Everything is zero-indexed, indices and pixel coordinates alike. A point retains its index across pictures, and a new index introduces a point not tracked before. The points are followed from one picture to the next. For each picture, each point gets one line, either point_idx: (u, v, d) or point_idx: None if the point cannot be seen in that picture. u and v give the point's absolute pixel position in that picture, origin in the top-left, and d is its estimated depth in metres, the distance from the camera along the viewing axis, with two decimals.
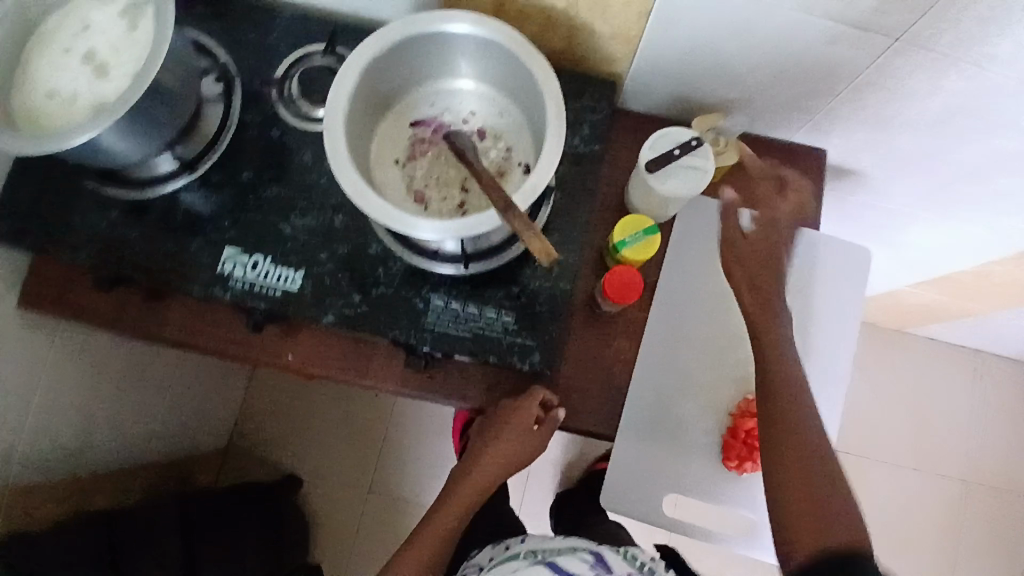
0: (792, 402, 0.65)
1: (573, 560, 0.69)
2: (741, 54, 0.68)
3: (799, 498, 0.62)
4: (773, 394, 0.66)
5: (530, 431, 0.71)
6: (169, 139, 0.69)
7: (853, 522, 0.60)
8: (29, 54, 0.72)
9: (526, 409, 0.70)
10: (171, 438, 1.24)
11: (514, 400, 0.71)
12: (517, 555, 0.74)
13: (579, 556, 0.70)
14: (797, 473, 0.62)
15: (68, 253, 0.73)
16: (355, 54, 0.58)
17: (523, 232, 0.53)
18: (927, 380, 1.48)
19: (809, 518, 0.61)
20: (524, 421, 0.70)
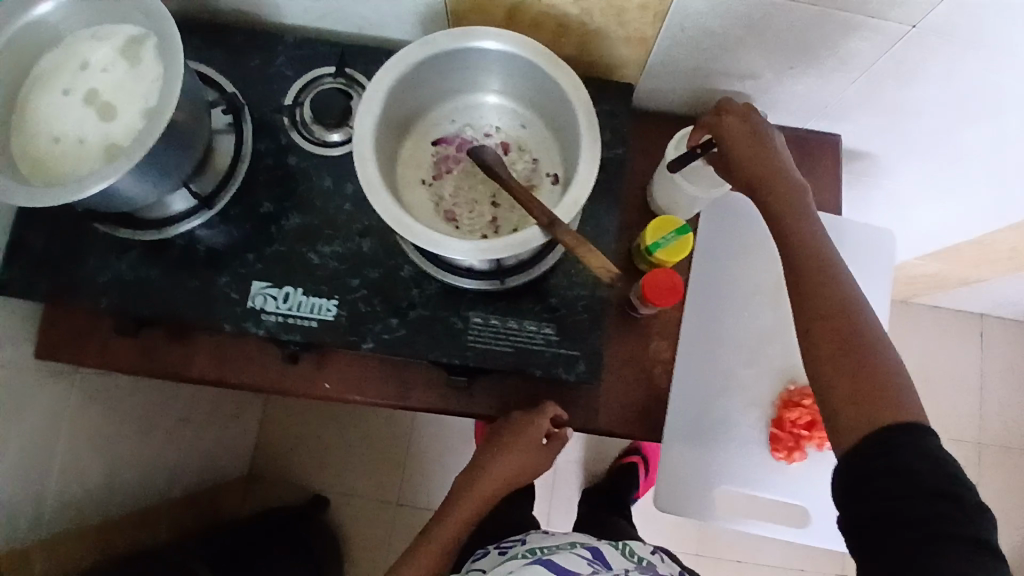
0: (834, 287, 0.57)
1: (572, 559, 0.66)
2: (757, 48, 0.68)
3: (848, 390, 0.54)
4: (805, 279, 0.59)
5: (538, 447, 0.71)
6: (184, 177, 0.67)
7: (916, 419, 0.52)
8: (25, 97, 0.67)
9: (536, 425, 0.70)
10: (191, 475, 1.21)
11: (525, 415, 0.71)
12: (514, 556, 0.70)
13: (577, 553, 0.67)
14: (841, 361, 0.55)
15: (87, 301, 0.71)
16: (379, 76, 0.58)
17: (580, 249, 0.54)
18: (936, 350, 1.50)
19: (859, 409, 0.53)
20: (534, 437, 0.70)
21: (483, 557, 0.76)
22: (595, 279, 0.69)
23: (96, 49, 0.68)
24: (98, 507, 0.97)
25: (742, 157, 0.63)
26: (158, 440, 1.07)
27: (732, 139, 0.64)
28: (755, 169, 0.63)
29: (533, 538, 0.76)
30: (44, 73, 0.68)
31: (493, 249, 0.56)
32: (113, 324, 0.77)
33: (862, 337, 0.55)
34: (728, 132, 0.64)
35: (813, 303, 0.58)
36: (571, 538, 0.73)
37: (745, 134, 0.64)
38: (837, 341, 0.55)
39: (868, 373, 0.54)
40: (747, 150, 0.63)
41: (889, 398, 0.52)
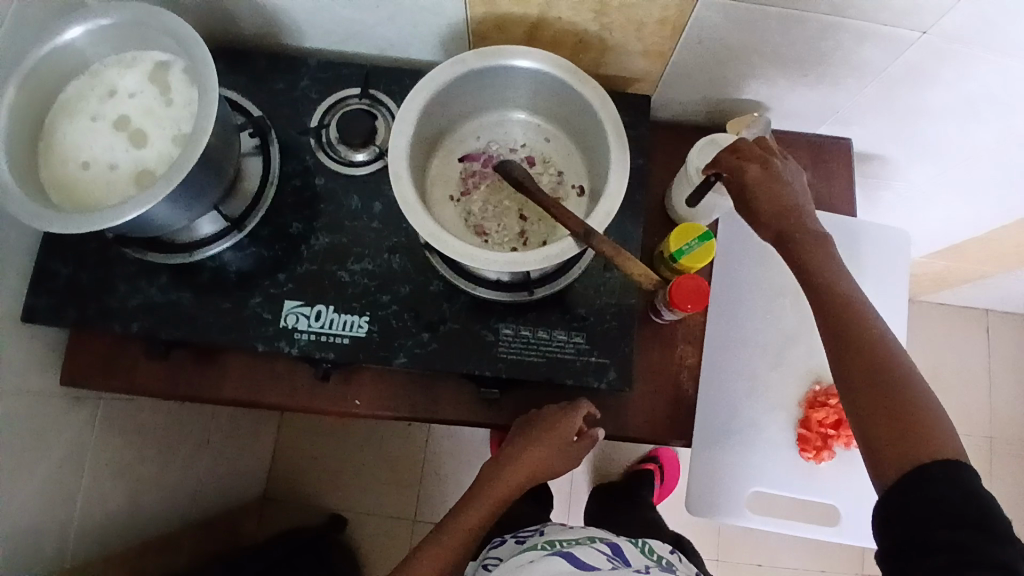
0: (863, 320, 0.58)
1: (592, 553, 0.65)
2: (773, 58, 0.70)
3: (886, 420, 0.54)
4: (834, 310, 0.59)
5: (569, 444, 0.68)
6: (215, 200, 0.68)
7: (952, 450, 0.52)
8: (50, 126, 0.64)
9: (570, 420, 0.68)
10: (212, 499, 1.20)
11: (559, 409, 0.69)
12: (533, 547, 0.68)
13: (595, 547, 0.66)
14: (875, 392, 0.55)
15: (118, 326, 0.71)
16: (413, 97, 0.60)
17: (616, 256, 0.56)
18: (943, 345, 1.51)
19: (898, 440, 0.53)
20: (567, 431, 0.68)
21: (500, 545, 0.77)
22: (622, 287, 0.70)
23: (122, 75, 0.67)
24: (131, 534, 0.97)
25: (761, 197, 0.64)
26: (181, 464, 1.07)
27: (750, 180, 0.65)
28: (775, 210, 0.64)
29: (551, 529, 0.75)
30: (69, 102, 0.66)
31: (529, 260, 0.58)
32: (142, 348, 0.77)
33: (894, 371, 0.56)
34: (746, 173, 0.65)
35: (843, 340, 0.58)
36: (589, 532, 0.72)
37: (763, 176, 0.65)
38: (869, 376, 0.56)
39: (903, 407, 0.54)
40: (766, 191, 0.64)
41: (927, 432, 0.53)
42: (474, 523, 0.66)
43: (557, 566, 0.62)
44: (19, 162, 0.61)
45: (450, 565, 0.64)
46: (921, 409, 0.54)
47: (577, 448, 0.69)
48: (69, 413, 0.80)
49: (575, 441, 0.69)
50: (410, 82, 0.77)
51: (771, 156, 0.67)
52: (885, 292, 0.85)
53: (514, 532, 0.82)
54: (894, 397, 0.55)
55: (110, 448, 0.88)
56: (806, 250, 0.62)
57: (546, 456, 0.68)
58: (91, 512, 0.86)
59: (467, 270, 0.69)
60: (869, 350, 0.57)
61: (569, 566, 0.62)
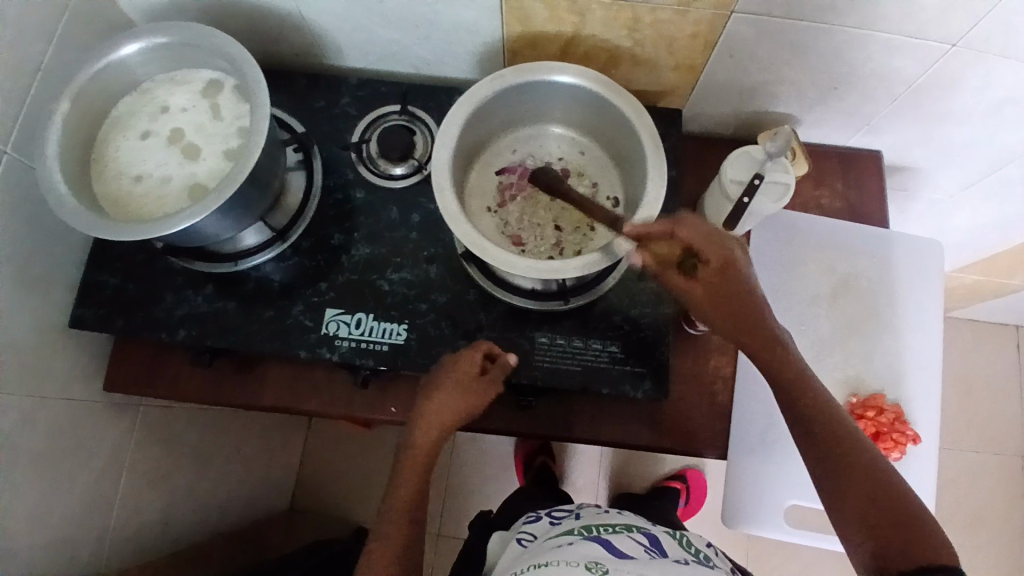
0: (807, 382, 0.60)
1: (629, 544, 0.63)
2: (802, 70, 0.71)
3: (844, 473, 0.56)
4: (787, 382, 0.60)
5: (474, 384, 0.64)
6: (261, 212, 0.70)
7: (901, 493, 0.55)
8: (105, 142, 0.68)
9: (467, 359, 0.65)
10: (241, 509, 1.21)
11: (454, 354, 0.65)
12: (570, 531, 0.67)
13: (632, 538, 0.65)
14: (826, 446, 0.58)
15: (164, 334, 0.73)
16: (453, 113, 0.63)
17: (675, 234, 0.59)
18: (972, 359, 1.48)
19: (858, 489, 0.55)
20: (466, 373, 0.64)
21: (534, 523, 0.74)
22: (658, 297, 0.71)
23: (173, 93, 0.70)
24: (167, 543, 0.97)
25: (715, 294, 0.60)
26: (213, 472, 1.08)
27: (721, 278, 0.59)
28: (726, 312, 0.60)
29: (588, 512, 0.73)
30: (122, 119, 0.69)
31: (571, 268, 0.59)
32: (185, 355, 0.78)
33: (851, 438, 0.58)
34: (722, 266, 0.59)
35: (804, 422, 0.59)
36: (628, 520, 0.70)
37: (734, 277, 0.59)
38: (836, 446, 0.57)
39: (865, 471, 0.56)
40: (728, 293, 0.59)
41: (890, 489, 0.55)
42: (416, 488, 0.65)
43: (593, 550, 0.61)
44: (75, 175, 0.64)
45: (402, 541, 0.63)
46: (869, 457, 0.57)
47: (486, 384, 0.65)
48: (107, 422, 0.81)
49: (481, 377, 0.65)
50: (446, 98, 0.80)
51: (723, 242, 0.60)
52: (923, 307, 0.85)
53: (550, 507, 0.79)
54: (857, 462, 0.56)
55: (145, 456, 0.89)
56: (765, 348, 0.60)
57: (456, 403, 0.64)
58: (126, 518, 0.87)
59: (504, 280, 0.70)
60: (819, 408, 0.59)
61: (606, 552, 0.60)
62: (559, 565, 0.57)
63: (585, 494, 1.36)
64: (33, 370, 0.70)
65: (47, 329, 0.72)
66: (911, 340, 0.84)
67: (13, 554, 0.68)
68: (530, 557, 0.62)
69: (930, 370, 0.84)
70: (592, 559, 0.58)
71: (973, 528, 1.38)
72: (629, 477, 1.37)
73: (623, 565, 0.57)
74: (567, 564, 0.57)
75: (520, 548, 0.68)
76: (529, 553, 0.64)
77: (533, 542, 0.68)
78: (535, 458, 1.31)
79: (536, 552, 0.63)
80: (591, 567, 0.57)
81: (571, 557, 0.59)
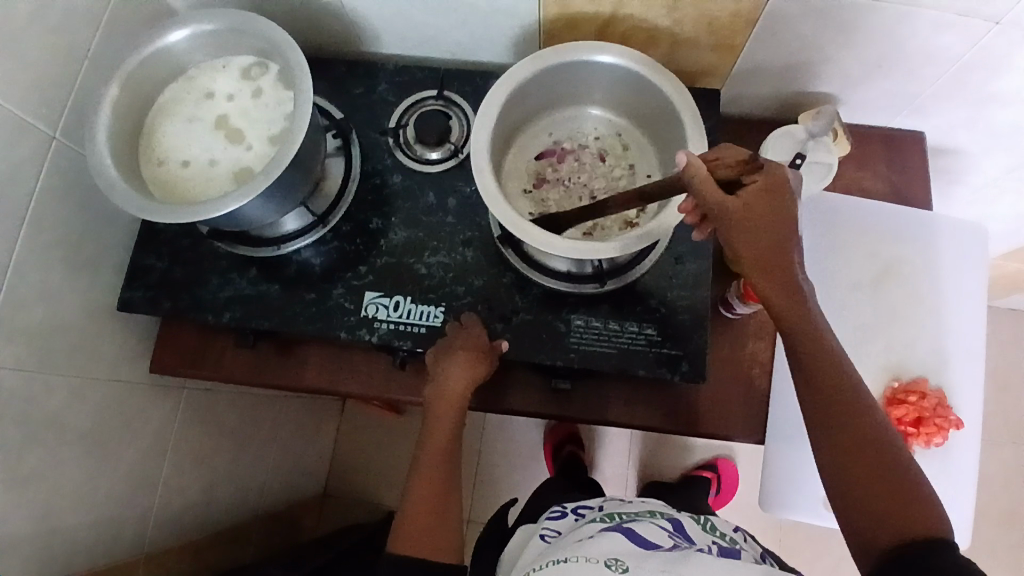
0: (835, 367, 0.55)
1: (654, 531, 0.60)
2: (843, 47, 0.70)
3: (865, 471, 0.52)
4: (817, 362, 0.55)
5: (477, 356, 0.68)
6: (303, 196, 0.71)
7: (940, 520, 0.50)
8: (152, 128, 0.70)
9: (468, 336, 0.69)
10: (278, 491, 1.23)
11: (452, 334, 0.70)
12: (593, 521, 0.64)
13: (656, 523, 0.62)
14: (848, 438, 0.53)
15: (209, 316, 0.75)
16: (491, 95, 0.64)
17: (719, 160, 0.54)
18: (1015, 350, 1.43)
19: (881, 491, 0.51)
20: (465, 349, 0.68)
21: (560, 517, 0.71)
22: (697, 280, 0.71)
23: (217, 80, 0.71)
24: (209, 522, 0.99)
25: (755, 216, 0.53)
26: (253, 454, 1.10)
27: (773, 196, 0.53)
28: (763, 236, 0.53)
29: (612, 503, 0.71)
30: (168, 106, 0.71)
31: (609, 247, 0.60)
32: (231, 337, 0.81)
33: (883, 438, 0.53)
34: (777, 181, 0.53)
35: (827, 415, 0.55)
36: (652, 509, 0.67)
37: (782, 196, 0.52)
38: (869, 469, 0.52)
39: (890, 474, 0.52)
40: (775, 213, 0.53)
41: (919, 505, 0.50)
42: (443, 455, 0.69)
43: (615, 542, 0.57)
44: (124, 159, 0.65)
45: (435, 516, 0.67)
46: (900, 466, 0.52)
47: (489, 356, 0.69)
48: (154, 403, 0.83)
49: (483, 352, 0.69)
50: (482, 83, 0.80)
51: (770, 184, 0.52)
52: (967, 291, 0.84)
53: (574, 503, 0.77)
54: (889, 479, 0.52)
55: (189, 437, 0.91)
56: (817, 361, 0.55)
57: (466, 374, 0.68)
58: (172, 496, 0.88)
59: (538, 262, 0.71)
60: (849, 401, 0.54)
61: (630, 545, 0.57)
62: (579, 562, 0.54)
63: (614, 481, 1.36)
64: (85, 349, 0.72)
65: (97, 311, 0.74)
66: (956, 326, 0.83)
67: (64, 529, 0.70)
68: (553, 552, 0.59)
69: (975, 357, 0.83)
70: (613, 554, 0.55)
71: (1010, 522, 1.33)
72: (659, 466, 1.37)
73: (643, 560, 0.54)
74: (588, 560, 0.54)
75: (544, 540, 0.66)
76: (552, 549, 0.61)
77: (556, 537, 0.65)
78: (564, 447, 1.31)
79: (558, 547, 0.60)
80: (611, 564, 0.53)
81: (590, 552, 0.55)
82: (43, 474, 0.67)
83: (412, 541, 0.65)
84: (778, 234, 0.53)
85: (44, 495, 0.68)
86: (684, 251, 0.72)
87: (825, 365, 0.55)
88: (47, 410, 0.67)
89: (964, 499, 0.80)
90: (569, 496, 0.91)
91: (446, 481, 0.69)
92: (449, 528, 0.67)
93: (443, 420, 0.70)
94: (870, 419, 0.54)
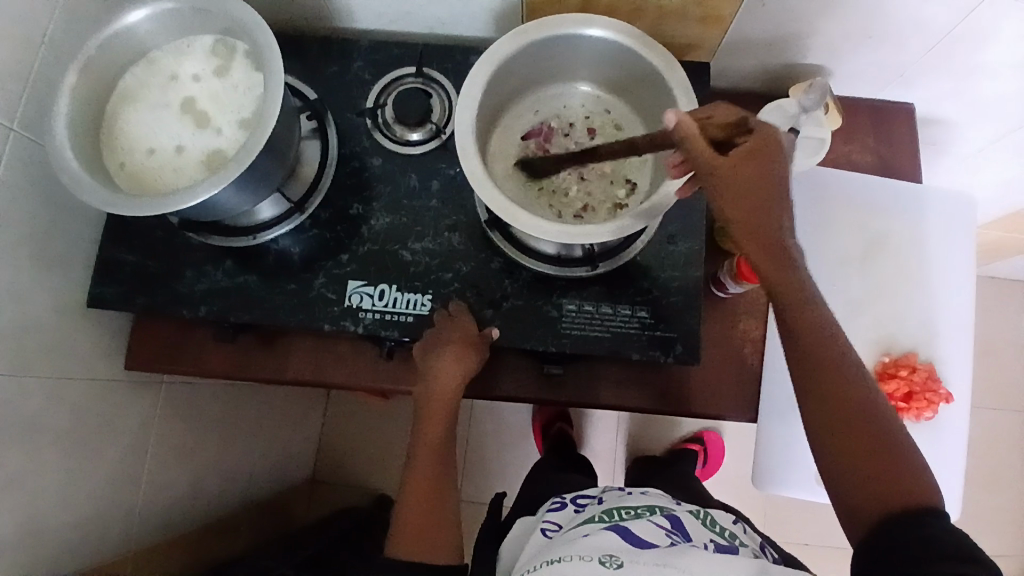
0: (827, 341, 0.54)
1: (651, 527, 0.59)
2: (835, 18, 0.68)
3: (855, 446, 0.52)
4: (807, 336, 0.54)
5: (467, 346, 0.67)
6: (279, 183, 0.68)
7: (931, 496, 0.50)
8: (114, 115, 0.65)
9: (456, 326, 0.67)
10: (266, 482, 1.21)
11: (440, 324, 0.68)
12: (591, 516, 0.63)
13: (653, 517, 0.61)
14: (839, 414, 0.53)
15: (186, 311, 0.71)
16: (474, 73, 0.61)
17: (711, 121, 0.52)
18: (992, 317, 1.46)
19: (870, 465, 0.52)
20: (453, 340, 0.67)
21: (559, 511, 0.70)
22: (688, 260, 0.70)
23: (182, 62, 0.67)
24: (196, 517, 0.97)
25: (744, 176, 0.50)
26: (239, 446, 1.07)
27: (764, 157, 0.50)
28: (752, 197, 0.51)
29: (611, 496, 0.70)
30: (130, 90, 0.66)
31: (602, 231, 0.58)
32: (209, 331, 0.78)
33: (873, 413, 0.53)
34: (770, 143, 0.51)
35: (816, 390, 0.54)
36: (650, 501, 0.66)
37: (776, 157, 0.50)
38: (859, 445, 0.52)
39: (880, 448, 0.52)
40: (767, 173, 0.50)
41: (908, 479, 0.51)
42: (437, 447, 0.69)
43: (609, 538, 0.57)
44: (86, 148, 0.61)
45: (432, 511, 0.67)
46: (890, 441, 0.52)
47: (478, 347, 0.67)
48: (133, 401, 0.80)
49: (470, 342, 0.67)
50: (463, 59, 0.77)
51: (764, 144, 0.50)
52: (953, 262, 0.84)
53: (575, 495, 0.76)
54: (880, 454, 0.52)
55: (171, 433, 0.88)
56: (808, 335, 0.54)
57: (457, 365, 0.67)
58: (157, 495, 0.86)
59: (527, 245, 0.69)
60: (840, 376, 0.54)
61: (622, 541, 0.56)
62: (572, 560, 0.54)
63: (603, 457, 1.37)
64: (57, 347, 0.69)
65: (66, 310, 0.70)
66: (942, 297, 0.83)
67: (46, 536, 0.68)
68: (548, 550, 0.58)
69: (961, 328, 0.83)
70: (606, 551, 0.55)
71: (987, 483, 1.38)
72: (647, 441, 1.38)
73: (637, 556, 0.54)
74: (581, 558, 0.54)
75: (543, 536, 0.65)
76: (549, 546, 0.60)
77: (555, 533, 0.64)
78: (553, 425, 1.31)
79: (553, 545, 0.59)
80: (605, 561, 0.54)
81: (585, 550, 0.55)
82: (23, 480, 0.64)
83: (406, 536, 0.65)
84: (769, 196, 0.51)
85: (28, 504, 0.65)
86: (675, 230, 0.70)
87: (816, 340, 0.54)
88: (23, 415, 0.64)
89: (950, 470, 0.81)
90: (562, 477, 0.91)
91: (441, 475, 0.69)
92: (448, 523, 0.67)
93: (435, 412, 0.69)
94: (862, 393, 0.53)
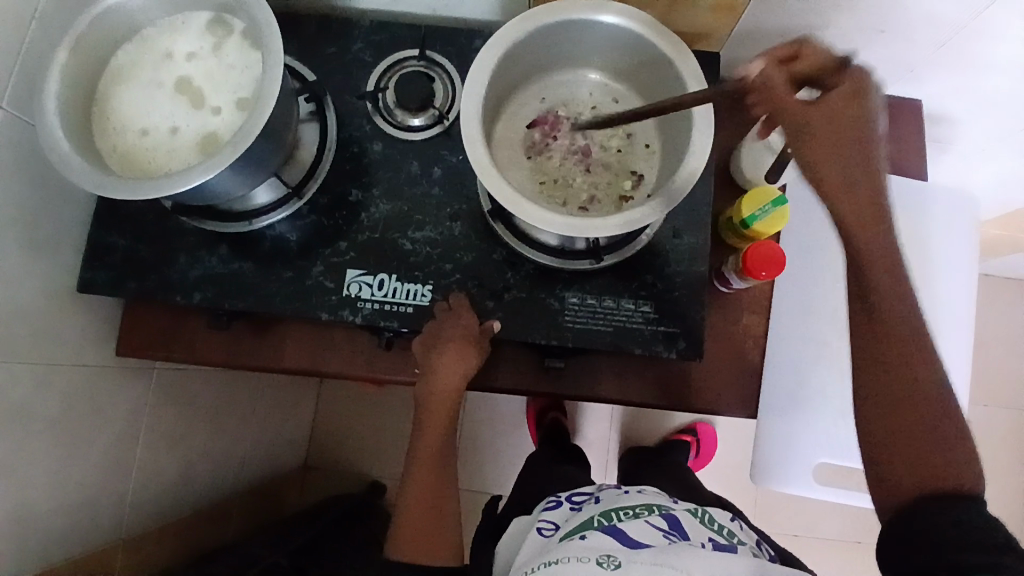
0: (904, 318, 0.52)
1: (649, 527, 0.59)
2: (848, 11, 0.66)
3: (907, 427, 0.52)
4: (885, 310, 0.53)
5: (468, 345, 0.66)
6: (276, 168, 0.66)
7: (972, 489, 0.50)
8: (105, 92, 0.63)
9: (457, 323, 0.66)
10: (258, 468, 1.20)
11: (441, 320, 0.67)
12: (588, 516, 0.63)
13: (652, 517, 0.61)
14: (899, 392, 0.52)
15: (179, 297, 0.70)
16: (481, 58, 0.59)
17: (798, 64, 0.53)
18: (984, 313, 1.47)
19: (918, 448, 0.51)
20: (454, 339, 0.66)
21: (554, 510, 0.70)
22: (693, 254, 0.69)
23: (176, 38, 0.64)
24: (188, 504, 0.96)
25: (829, 123, 0.51)
26: (230, 433, 1.06)
27: (849, 104, 0.51)
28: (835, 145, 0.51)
29: (608, 496, 0.69)
30: (121, 68, 0.63)
31: (609, 225, 0.56)
32: (202, 317, 0.76)
33: (936, 399, 0.52)
34: (857, 88, 0.51)
35: (885, 362, 0.53)
36: (648, 501, 0.65)
37: (863, 104, 0.50)
38: (914, 427, 0.51)
39: (935, 434, 0.51)
40: (853, 120, 0.50)
41: (954, 468, 0.50)
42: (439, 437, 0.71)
43: (607, 538, 0.57)
44: (77, 127, 0.59)
45: (435, 497, 0.71)
46: (945, 431, 0.51)
47: (480, 344, 0.67)
48: (124, 388, 0.78)
49: (473, 339, 0.67)
50: (466, 43, 0.74)
51: (852, 89, 0.51)
52: (954, 262, 0.84)
53: (571, 492, 0.75)
54: (933, 439, 0.51)
55: (163, 420, 0.86)
56: (888, 308, 0.52)
57: (457, 364, 0.67)
58: (149, 482, 0.84)
59: (530, 236, 0.67)
60: (909, 357, 0.52)
61: (620, 541, 0.56)
62: (569, 561, 0.53)
63: (596, 447, 1.37)
64: (45, 333, 0.67)
65: (55, 295, 0.68)
66: (942, 296, 0.83)
67: (37, 525, 0.66)
68: (545, 551, 0.58)
69: (960, 327, 0.83)
70: (604, 551, 0.54)
71: None
72: (639, 432, 1.39)
73: (635, 554, 0.54)
74: (579, 560, 0.53)
75: (540, 535, 0.64)
76: (546, 548, 0.59)
77: (551, 533, 0.64)
78: (548, 413, 1.30)
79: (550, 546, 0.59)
80: (602, 561, 0.53)
81: (583, 551, 0.55)
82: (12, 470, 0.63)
83: (413, 521, 0.70)
84: (854, 144, 0.50)
85: (17, 492, 0.63)
86: (681, 224, 0.69)
87: (897, 313, 0.52)
88: (12, 402, 0.62)
89: None
90: (558, 469, 0.91)
91: (444, 458, 0.73)
92: (449, 505, 0.72)
93: (436, 406, 0.70)
94: (929, 377, 0.52)
